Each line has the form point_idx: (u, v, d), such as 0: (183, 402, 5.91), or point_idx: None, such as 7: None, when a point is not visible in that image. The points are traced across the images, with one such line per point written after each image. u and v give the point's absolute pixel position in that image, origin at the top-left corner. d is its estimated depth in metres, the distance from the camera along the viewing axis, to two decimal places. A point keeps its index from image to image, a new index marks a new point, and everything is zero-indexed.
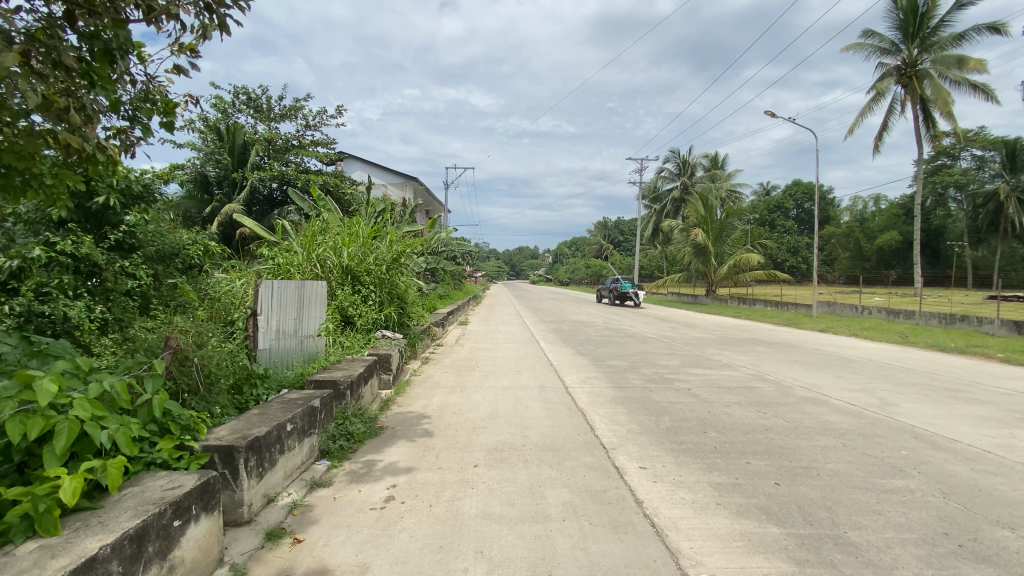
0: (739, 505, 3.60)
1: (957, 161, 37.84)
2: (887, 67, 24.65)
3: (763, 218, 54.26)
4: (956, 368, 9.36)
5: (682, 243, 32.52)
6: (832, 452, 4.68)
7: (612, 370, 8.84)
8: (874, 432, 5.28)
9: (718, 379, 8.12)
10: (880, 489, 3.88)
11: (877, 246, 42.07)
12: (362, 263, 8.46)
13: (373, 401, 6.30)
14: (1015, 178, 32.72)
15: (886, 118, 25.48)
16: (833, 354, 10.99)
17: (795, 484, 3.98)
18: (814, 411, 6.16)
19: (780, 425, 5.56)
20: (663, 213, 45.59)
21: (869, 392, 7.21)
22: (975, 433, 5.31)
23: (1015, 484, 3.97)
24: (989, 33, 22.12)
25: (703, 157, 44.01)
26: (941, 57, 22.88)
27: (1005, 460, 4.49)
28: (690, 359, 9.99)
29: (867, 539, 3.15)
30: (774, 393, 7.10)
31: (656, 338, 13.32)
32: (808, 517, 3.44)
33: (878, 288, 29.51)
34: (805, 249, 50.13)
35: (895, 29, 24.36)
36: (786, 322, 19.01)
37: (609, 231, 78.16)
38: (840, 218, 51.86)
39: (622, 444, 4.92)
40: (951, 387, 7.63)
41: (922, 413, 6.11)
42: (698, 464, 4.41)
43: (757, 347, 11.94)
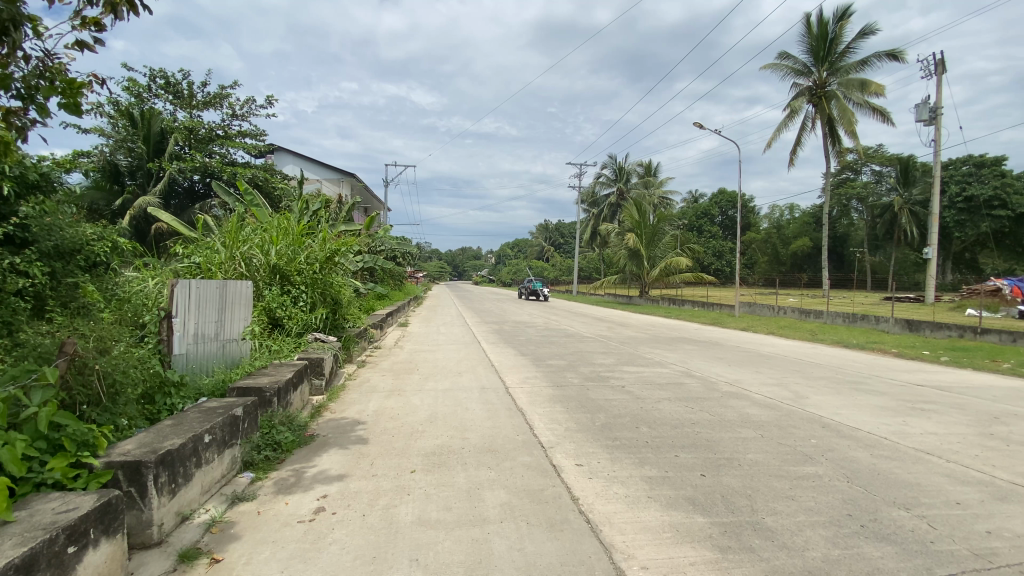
0: (668, 498, 3.76)
1: (859, 175, 41.79)
2: (800, 87, 26.87)
3: (692, 223, 57.52)
4: (856, 363, 10.38)
5: (619, 246, 33.69)
6: (752, 443, 5.00)
7: (551, 369, 9.00)
8: (788, 423, 5.72)
9: (650, 376, 8.48)
10: (793, 476, 4.19)
11: (791, 252, 45.75)
12: (292, 261, 8.05)
13: (302, 407, 6.00)
14: (907, 192, 36.58)
15: (800, 134, 27.78)
16: (753, 351, 11.79)
17: (718, 474, 4.22)
18: (736, 405, 6.57)
19: (706, 419, 5.88)
20: (601, 217, 47.08)
21: (784, 385, 7.81)
22: (874, 421, 5.89)
23: (907, 467, 4.43)
24: (887, 61, 24.63)
25: (637, 165, 45.89)
26: (846, 81, 25.24)
27: (899, 446, 5.01)
28: (624, 358, 10.38)
29: (782, 523, 3.39)
30: (700, 388, 7.53)
31: (592, 338, 13.73)
32: (730, 505, 3.66)
33: (792, 290, 32.09)
34: (729, 254, 53.62)
35: (807, 53, 26.62)
36: (711, 321, 20.19)
37: (550, 233, 79.76)
38: (759, 224, 55.96)
39: (559, 443, 5.00)
40: (853, 380, 8.42)
41: (829, 404, 6.69)
42: (630, 459, 4.56)
43: (685, 346, 12.60)
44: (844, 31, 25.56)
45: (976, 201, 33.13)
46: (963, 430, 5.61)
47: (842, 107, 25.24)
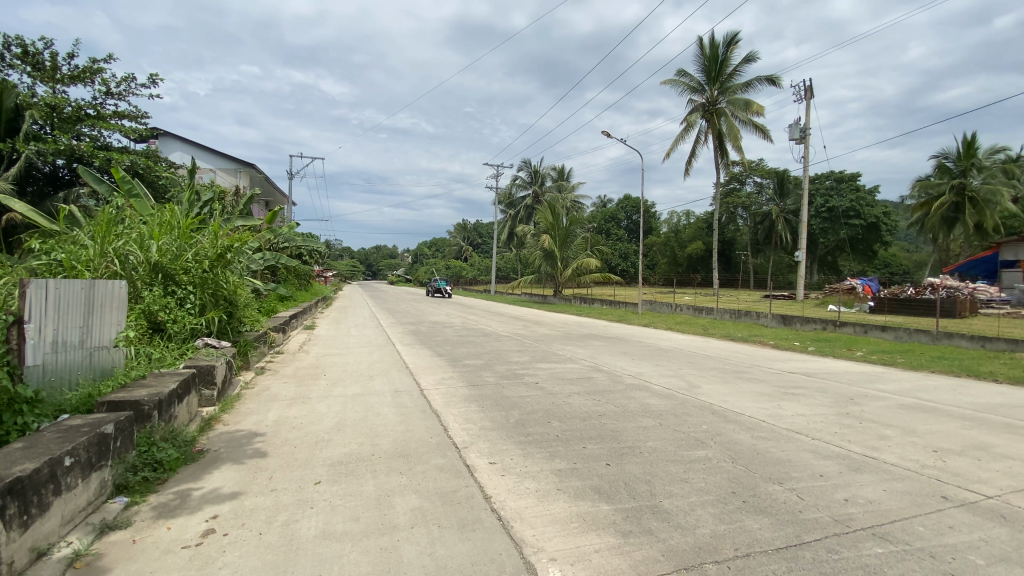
0: (576, 489, 3.92)
1: (744, 186, 46.49)
2: (695, 103, 29.31)
3: (601, 226, 60.49)
4: (742, 354, 11.54)
5: (534, 247, 34.48)
6: (651, 431, 5.38)
7: (466, 369, 8.99)
8: (683, 411, 6.23)
9: (562, 371, 8.79)
10: (686, 460, 4.57)
11: (687, 254, 49.84)
12: (177, 259, 7.26)
13: (189, 420, 5.44)
14: (783, 202, 41.45)
15: (694, 147, 30.34)
16: (654, 346, 12.67)
17: (622, 463, 4.48)
18: (637, 396, 7.02)
19: (611, 411, 6.21)
20: (517, 218, 47.92)
21: (680, 376, 8.47)
22: (755, 406, 6.61)
23: (780, 445, 5.02)
24: (767, 84, 27.63)
25: (551, 169, 47.32)
26: (733, 100, 27.92)
27: (774, 427, 5.65)
28: (538, 354, 10.68)
29: (676, 505, 3.68)
30: (607, 381, 7.95)
31: (508, 337, 13.93)
32: (631, 491, 3.90)
33: (689, 290, 34.94)
34: (633, 255, 57.15)
35: (701, 72, 29.11)
36: (618, 319, 21.38)
37: (467, 233, 79.66)
38: (660, 228, 60.35)
39: (473, 442, 5.01)
40: (738, 369, 9.37)
41: (718, 392, 7.39)
42: (542, 453, 4.70)
43: (594, 342, 13.21)
44: (732, 55, 28.28)
45: (836, 211, 38.35)
46: (825, 411, 6.46)
47: (730, 123, 27.94)
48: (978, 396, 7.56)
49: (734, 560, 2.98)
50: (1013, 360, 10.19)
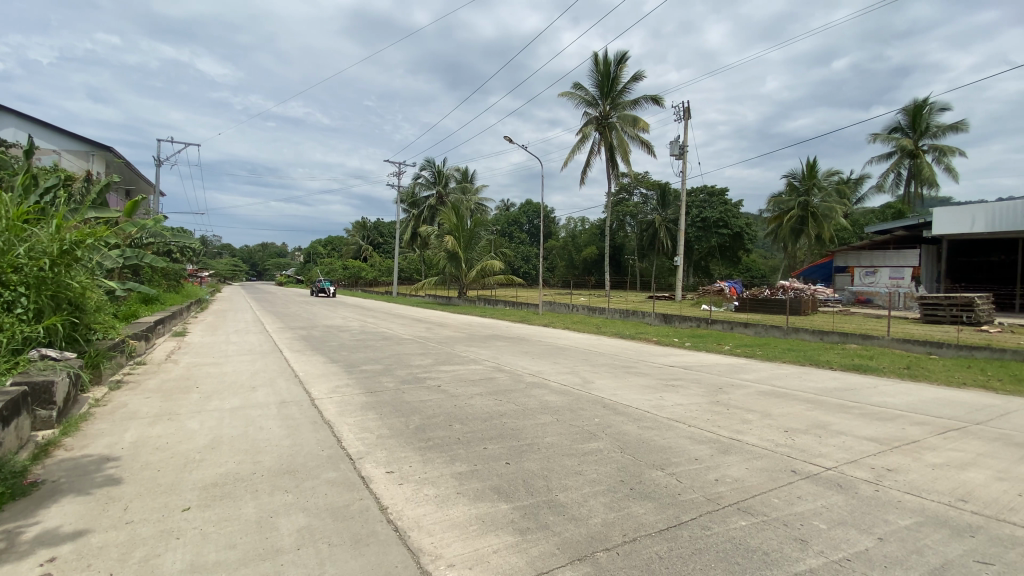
0: (476, 491, 3.92)
1: (631, 196, 50.31)
2: (590, 115, 31.09)
3: (503, 229, 61.53)
4: (631, 351, 12.40)
5: (437, 248, 34.08)
6: (549, 428, 5.56)
7: (363, 375, 8.60)
8: (578, 406, 6.54)
9: (464, 373, 8.77)
10: (581, 453, 4.79)
11: (583, 258, 52.57)
12: (5, 254, 6.06)
13: (19, 448, 4.55)
14: (665, 212, 45.55)
15: (589, 157, 32.14)
16: (552, 345, 13.16)
17: (521, 460, 4.57)
18: (537, 393, 7.23)
19: (512, 410, 6.32)
20: (420, 218, 47.04)
21: (576, 373, 8.89)
22: (642, 398, 7.14)
23: (662, 434, 5.47)
24: (652, 104, 30.12)
25: (454, 170, 47.22)
26: (623, 116, 30.02)
27: (658, 418, 6.13)
28: (440, 357, 10.55)
29: (571, 497, 3.83)
30: (508, 381, 8.09)
31: (409, 340, 13.57)
32: (530, 487, 4.00)
33: (585, 291, 36.86)
34: (534, 258, 58.95)
35: (594, 87, 30.93)
36: (520, 319, 21.90)
37: (366, 232, 76.31)
38: (558, 233, 63.03)
39: (369, 452, 4.79)
40: (627, 365, 10.06)
41: (610, 387, 7.86)
42: (442, 458, 4.63)
43: (497, 343, 13.38)
44: (622, 73, 30.39)
45: (708, 221, 43.06)
46: (700, 400, 7.18)
47: (620, 137, 30.02)
48: (818, 381, 8.90)
49: (623, 546, 3.18)
50: (843, 350, 12.17)
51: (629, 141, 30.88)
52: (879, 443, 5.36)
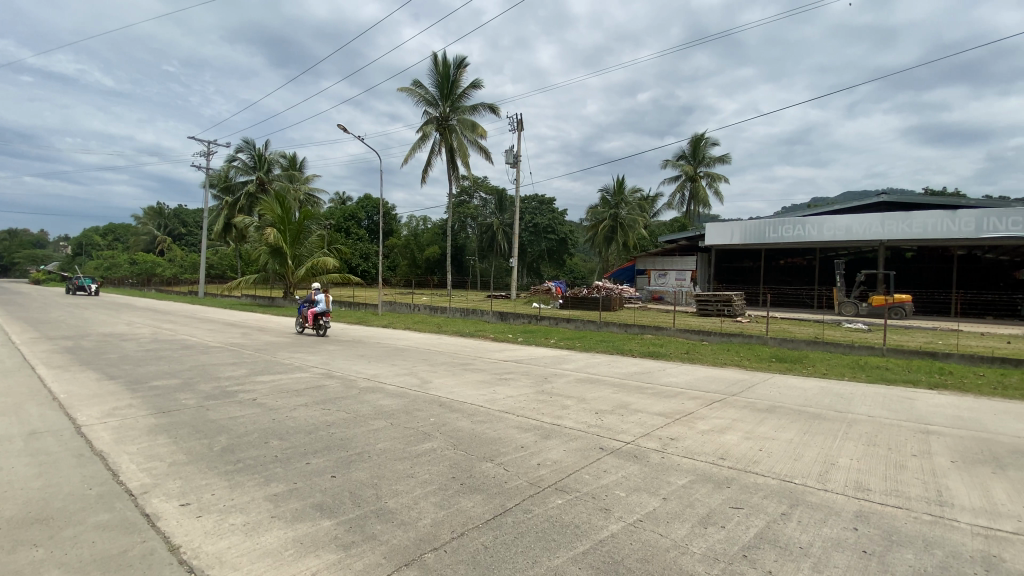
0: (295, 511, 3.59)
1: (472, 199, 51.80)
2: (430, 115, 31.07)
3: (338, 225, 57.81)
4: (467, 348, 12.75)
5: (258, 242, 30.43)
6: (381, 433, 5.37)
7: (155, 392, 7.19)
8: (413, 408, 6.44)
9: (286, 383, 7.95)
10: (413, 455, 4.74)
11: (424, 257, 52.27)
12: None
13: None
14: (502, 216, 48.02)
15: (430, 157, 32.15)
16: (389, 346, 12.81)
17: (349, 471, 4.33)
18: (370, 398, 6.94)
19: (341, 419, 5.94)
20: (236, 208, 41.41)
21: (413, 374, 8.79)
22: (475, 394, 7.36)
23: (493, 426, 5.72)
24: (489, 111, 31.31)
25: (280, 156, 42.72)
26: (462, 120, 30.58)
27: (489, 411, 6.39)
28: (258, 366, 9.41)
29: (400, 503, 3.76)
30: (338, 388, 7.57)
31: (219, 348, 11.81)
32: (356, 499, 3.81)
33: (426, 290, 36.64)
34: (373, 256, 56.53)
35: (435, 87, 30.98)
36: (356, 320, 20.84)
37: (165, 221, 64.27)
38: (399, 231, 61.53)
39: (157, 485, 4.03)
40: (464, 362, 10.29)
41: (446, 385, 7.93)
42: (254, 480, 4.14)
43: (328, 347, 12.51)
44: (461, 77, 30.96)
45: (539, 227, 46.72)
46: (529, 391, 7.70)
47: (459, 140, 30.59)
48: (623, 368, 10.30)
49: (450, 543, 3.23)
50: (643, 339, 14.28)
51: (468, 145, 31.57)
52: (666, 417, 6.40)
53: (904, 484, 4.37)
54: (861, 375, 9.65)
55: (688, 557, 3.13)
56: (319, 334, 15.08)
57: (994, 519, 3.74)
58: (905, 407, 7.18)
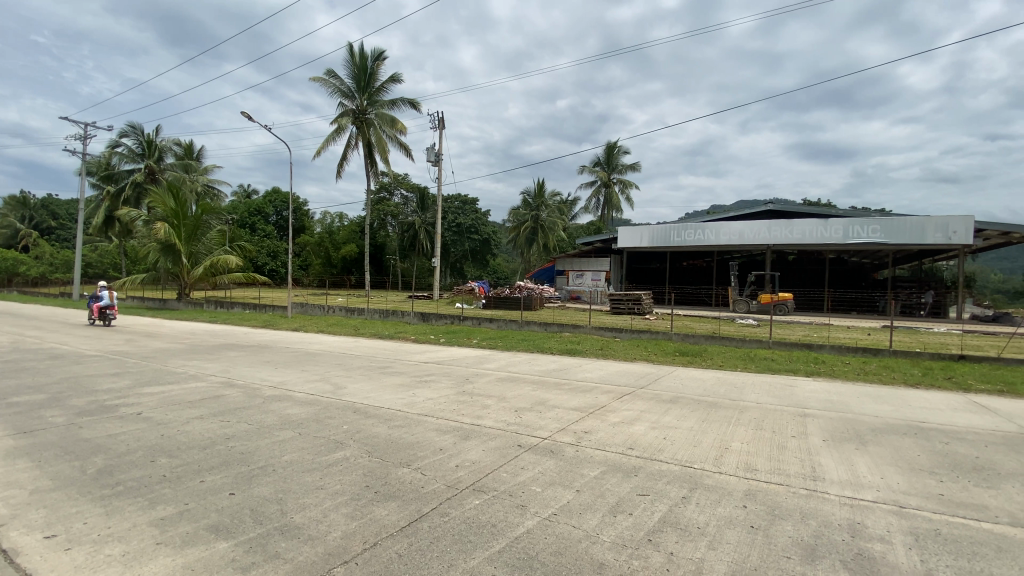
0: (185, 535, 3.26)
1: (392, 196, 50.39)
2: (346, 107, 29.80)
3: (243, 220, 53.62)
4: (385, 350, 12.39)
5: (146, 238, 27.33)
6: (288, 444, 5.05)
7: (12, 410, 6.18)
8: (324, 415, 6.12)
9: (178, 394, 7.21)
10: (323, 466, 4.49)
11: (341, 256, 49.86)
12: None
13: None
14: (425, 215, 46.96)
15: (346, 151, 30.80)
16: (299, 351, 12.06)
17: (249, 487, 4.02)
18: (277, 407, 6.49)
19: (241, 431, 5.49)
20: (119, 198, 36.88)
21: (325, 380, 8.34)
22: (392, 398, 7.16)
23: (411, 431, 5.59)
24: (409, 107, 30.61)
25: (173, 143, 38.74)
26: (381, 114, 29.57)
27: (407, 415, 6.24)
28: (145, 376, 8.46)
29: (308, 517, 3.55)
30: (240, 398, 7.00)
31: (97, 357, 10.46)
32: (258, 516, 3.55)
33: (341, 291, 35.05)
34: (284, 254, 52.82)
35: (351, 79, 29.74)
36: (262, 323, 19.40)
37: (28, 212, 55.74)
38: (312, 228, 58.36)
39: (13, 517, 3.47)
40: (381, 365, 9.98)
41: (361, 390, 7.63)
42: (138, 504, 3.70)
43: (228, 353, 11.52)
44: (379, 70, 29.96)
45: (462, 227, 46.50)
46: (449, 392, 7.63)
47: (377, 135, 29.61)
48: (541, 365, 10.56)
49: (362, 554, 3.10)
50: (561, 338, 14.74)
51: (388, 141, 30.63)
52: (581, 411, 6.66)
53: (786, 463, 4.89)
54: (751, 366, 10.71)
55: (599, 546, 3.27)
56: (109, 323, 17.35)
57: (856, 490, 4.30)
58: (786, 393, 8.07)
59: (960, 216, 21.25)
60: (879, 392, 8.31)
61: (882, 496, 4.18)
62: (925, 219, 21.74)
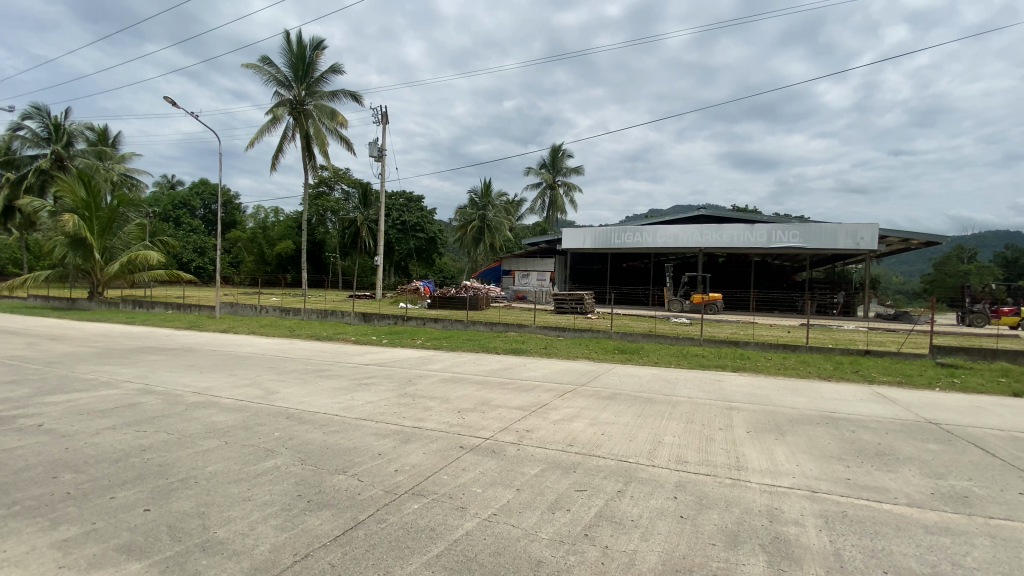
0: (92, 557, 2.99)
1: (332, 191, 48.63)
2: (282, 97, 28.43)
3: (166, 213, 49.89)
4: (323, 352, 11.93)
5: (51, 230, 24.73)
6: (212, 454, 4.74)
7: None
8: (254, 422, 5.80)
9: (86, 403, 6.58)
10: (251, 476, 4.25)
11: (275, 253, 47.08)
12: None
13: None
14: (368, 211, 44.74)
15: (282, 143, 29.37)
16: (228, 354, 11.33)
17: (168, 502, 3.73)
18: (201, 415, 6.09)
19: (159, 441, 5.09)
20: (19, 186, 33.20)
21: (255, 385, 7.89)
22: (328, 402, 6.90)
23: (349, 436, 5.42)
24: (350, 100, 29.64)
25: (85, 128, 35.45)
26: (320, 106, 28.39)
27: (344, 420, 6.03)
28: (46, 384, 7.63)
29: (234, 530, 3.35)
30: (159, 405, 6.50)
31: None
32: (177, 532, 3.31)
33: (275, 291, 33.32)
34: (212, 250, 49.12)
35: (288, 67, 28.40)
36: (186, 325, 18.08)
37: None
38: (244, 223, 55.24)
39: None
40: (318, 368, 9.61)
41: (295, 395, 7.30)
42: (34, 526, 3.34)
43: (146, 357, 10.64)
44: (318, 60, 28.79)
45: (406, 225, 45.58)
46: (389, 394, 7.46)
47: (316, 128, 28.44)
48: (485, 365, 10.57)
49: (292, 567, 2.97)
50: (506, 337, 14.83)
51: (327, 134, 29.47)
52: (523, 410, 6.72)
53: (713, 454, 5.18)
54: (684, 362, 11.26)
55: (537, 544, 3.31)
56: None
57: (775, 477, 4.61)
58: (714, 388, 8.55)
59: (868, 223, 23.35)
60: (796, 385, 9.00)
61: (798, 482, 4.51)
62: (837, 226, 23.68)
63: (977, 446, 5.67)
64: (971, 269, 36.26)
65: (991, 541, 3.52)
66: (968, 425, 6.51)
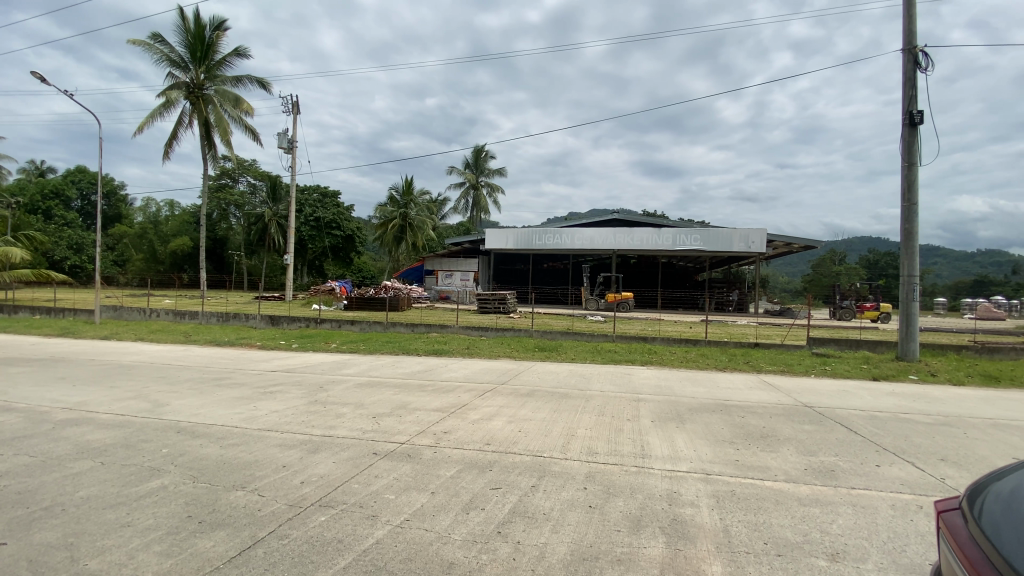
0: None
1: (236, 184, 45.08)
2: (176, 79, 25.87)
3: (32, 204, 43.53)
4: (225, 359, 11.03)
5: None
6: (85, 477, 4.21)
7: None
8: (138, 439, 5.23)
9: None
10: (132, 498, 3.84)
11: (169, 250, 42.75)
12: None
13: None
14: (276, 207, 41.74)
15: (176, 129, 26.72)
16: (109, 364, 10.08)
17: (27, 534, 3.27)
18: (72, 434, 5.37)
19: (17, 466, 4.43)
20: None
21: (141, 398, 7.08)
22: (228, 413, 6.39)
23: (250, 448, 5.06)
24: (257, 87, 27.62)
25: None
26: (222, 91, 26.19)
27: (245, 431, 5.62)
28: None
29: (108, 560, 3.01)
30: (19, 425, 5.64)
31: None
32: (38, 568, 2.91)
33: (170, 293, 30.18)
34: (91, 248, 43.71)
35: (184, 46, 25.87)
36: (58, 332, 15.81)
37: None
38: (131, 217, 49.56)
39: None
40: (217, 377, 8.85)
41: (189, 406, 6.67)
42: None
43: (3, 370, 9.16)
44: (220, 41, 26.51)
45: (321, 222, 43.37)
46: (298, 402, 7.06)
47: (217, 115, 26.20)
48: (405, 367, 10.37)
49: None
50: (426, 338, 14.63)
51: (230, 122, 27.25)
52: (441, 411, 6.67)
53: (620, 444, 5.48)
54: (598, 358, 11.80)
55: (450, 546, 3.31)
56: None
57: (674, 463, 4.97)
58: (624, 381, 9.05)
59: (758, 229, 25.82)
60: (696, 376, 9.78)
61: (694, 466, 4.90)
62: (733, 231, 25.95)
63: (842, 424, 6.51)
64: (841, 269, 41.49)
65: (851, 508, 4.06)
66: (835, 407, 7.44)
